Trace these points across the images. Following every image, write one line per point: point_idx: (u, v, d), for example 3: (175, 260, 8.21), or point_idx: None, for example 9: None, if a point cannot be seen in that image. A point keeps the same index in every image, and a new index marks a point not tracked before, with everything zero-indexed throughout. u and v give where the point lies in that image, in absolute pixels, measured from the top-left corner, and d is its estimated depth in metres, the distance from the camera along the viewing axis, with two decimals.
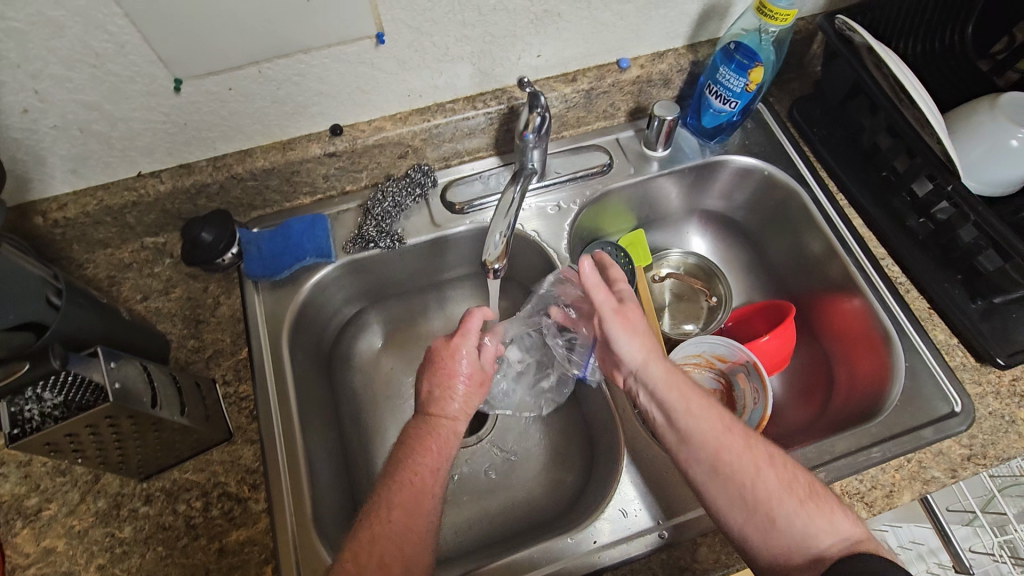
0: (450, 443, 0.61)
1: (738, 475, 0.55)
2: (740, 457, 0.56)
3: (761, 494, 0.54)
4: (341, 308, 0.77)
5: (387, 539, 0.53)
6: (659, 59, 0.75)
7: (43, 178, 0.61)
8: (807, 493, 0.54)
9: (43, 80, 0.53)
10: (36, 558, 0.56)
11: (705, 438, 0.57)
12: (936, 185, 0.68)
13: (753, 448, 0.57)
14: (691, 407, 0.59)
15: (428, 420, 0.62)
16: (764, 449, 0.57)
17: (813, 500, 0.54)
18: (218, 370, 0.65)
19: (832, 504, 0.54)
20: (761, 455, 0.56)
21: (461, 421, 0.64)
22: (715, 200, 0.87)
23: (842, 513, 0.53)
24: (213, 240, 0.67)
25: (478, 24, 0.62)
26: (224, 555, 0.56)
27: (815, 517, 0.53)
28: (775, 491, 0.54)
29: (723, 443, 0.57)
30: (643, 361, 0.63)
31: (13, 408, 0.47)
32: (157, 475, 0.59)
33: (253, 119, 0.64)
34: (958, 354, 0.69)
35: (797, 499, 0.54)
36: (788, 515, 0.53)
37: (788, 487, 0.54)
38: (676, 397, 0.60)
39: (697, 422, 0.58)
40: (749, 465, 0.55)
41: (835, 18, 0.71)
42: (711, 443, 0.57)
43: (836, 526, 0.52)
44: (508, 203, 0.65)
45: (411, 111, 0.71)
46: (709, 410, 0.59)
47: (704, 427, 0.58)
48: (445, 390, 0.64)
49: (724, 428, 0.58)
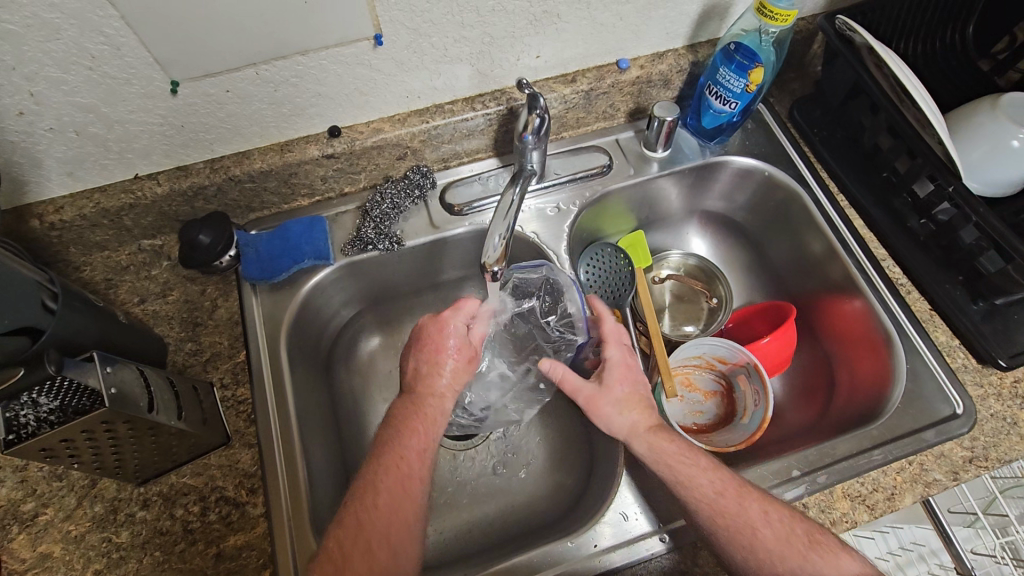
0: (437, 427, 0.60)
1: (736, 538, 0.54)
2: (736, 519, 0.54)
3: (763, 554, 0.53)
4: (339, 310, 0.77)
5: (374, 527, 0.53)
6: (659, 60, 0.75)
7: (39, 180, 0.61)
8: (808, 541, 0.53)
9: (38, 82, 0.52)
10: (33, 564, 0.55)
11: (698, 503, 0.56)
12: (937, 186, 0.67)
13: (747, 506, 0.55)
14: (678, 474, 0.57)
15: (411, 403, 0.61)
16: (757, 505, 0.55)
17: (817, 551, 0.52)
18: (215, 373, 0.65)
19: (836, 548, 0.53)
20: (756, 514, 0.54)
21: (449, 401, 0.63)
22: (715, 200, 0.87)
23: (847, 555, 0.52)
24: (211, 242, 0.66)
25: (477, 25, 0.62)
26: (222, 560, 0.56)
27: (822, 569, 0.51)
28: (775, 548, 0.53)
29: (718, 506, 0.55)
30: (629, 432, 0.61)
31: (8, 413, 0.46)
32: (155, 480, 0.59)
33: (251, 120, 0.64)
34: (959, 355, 0.69)
35: (799, 552, 0.53)
36: (795, 571, 0.52)
37: (787, 541, 0.53)
38: (665, 468, 0.58)
39: (691, 491, 0.56)
40: (745, 525, 0.54)
41: (835, 18, 0.71)
42: (705, 506, 0.55)
43: (846, 574, 0.51)
44: (507, 205, 0.64)
45: (410, 112, 0.70)
46: (698, 472, 0.57)
47: (693, 494, 0.56)
48: (434, 367, 0.63)
49: (714, 490, 0.56)
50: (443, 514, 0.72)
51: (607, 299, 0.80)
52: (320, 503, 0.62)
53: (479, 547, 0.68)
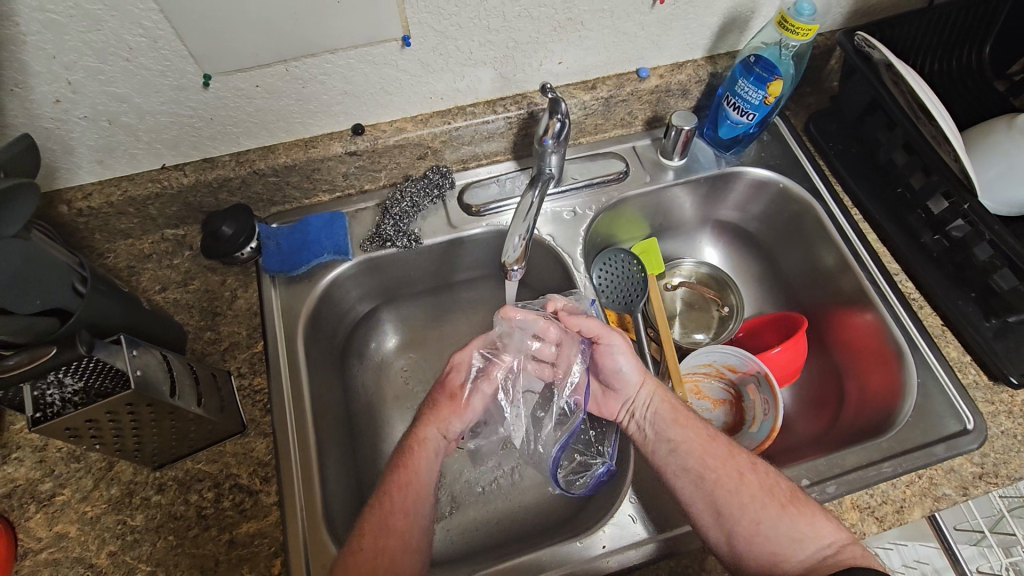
0: (423, 461, 0.61)
1: (723, 479, 0.60)
2: (724, 466, 0.61)
3: (747, 497, 0.59)
4: (356, 304, 0.78)
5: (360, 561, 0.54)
6: (679, 70, 0.76)
7: (71, 167, 0.62)
8: (788, 497, 0.59)
9: (76, 71, 0.54)
10: (49, 543, 0.56)
11: (692, 448, 0.62)
12: (953, 203, 0.68)
13: (736, 456, 0.62)
14: (678, 416, 0.64)
15: (405, 442, 0.63)
16: (746, 458, 0.62)
17: (794, 505, 0.58)
18: (233, 362, 0.66)
19: (813, 508, 0.58)
20: (742, 464, 0.61)
21: (436, 435, 0.63)
22: (729, 211, 0.88)
23: (824, 517, 0.58)
24: (233, 233, 0.68)
25: (502, 30, 0.63)
26: (234, 547, 0.57)
27: (797, 520, 0.57)
28: (757, 495, 0.59)
29: (707, 446, 0.62)
30: (640, 379, 0.66)
31: (36, 392, 0.47)
32: (170, 465, 0.60)
33: (278, 116, 0.65)
34: (971, 372, 0.69)
35: (779, 504, 0.58)
36: (772, 522, 0.58)
37: (769, 492, 0.59)
38: (668, 409, 0.65)
39: (685, 432, 0.63)
40: (733, 472, 0.61)
41: (855, 35, 0.72)
42: (697, 449, 0.62)
43: (819, 533, 0.56)
44: (526, 207, 0.67)
45: (432, 113, 0.72)
46: (692, 421, 0.64)
47: (689, 436, 0.63)
48: (438, 407, 0.65)
49: (706, 434, 0.63)
50: (451, 512, 0.72)
51: (618, 304, 0.81)
52: (330, 494, 0.63)
53: (486, 545, 0.69)
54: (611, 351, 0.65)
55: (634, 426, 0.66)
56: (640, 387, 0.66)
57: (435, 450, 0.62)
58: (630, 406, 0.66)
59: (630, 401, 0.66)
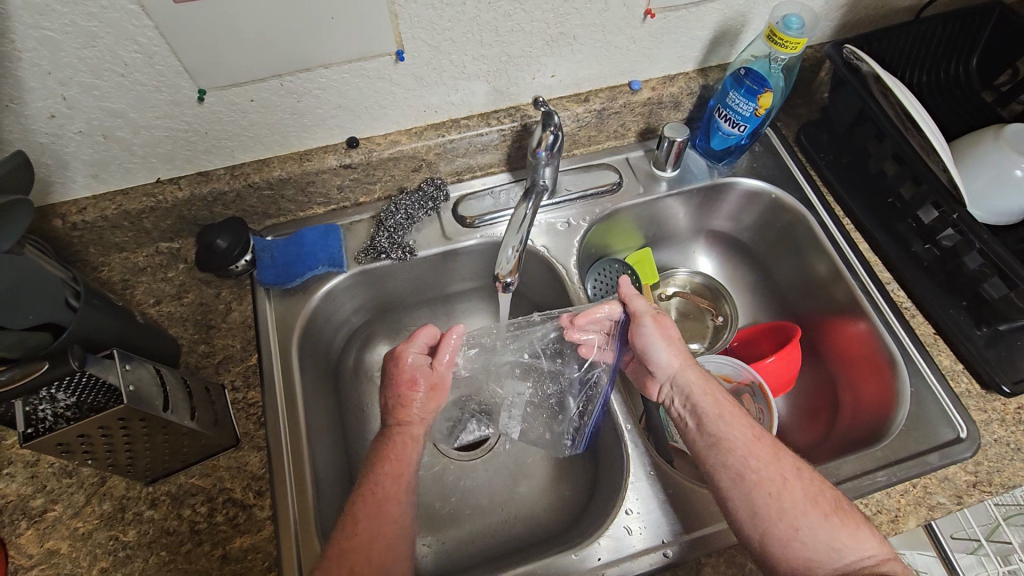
0: (409, 452, 0.61)
1: (765, 481, 0.57)
2: (770, 467, 0.58)
3: (789, 502, 0.56)
4: (351, 317, 0.78)
5: None
6: (670, 82, 0.77)
7: (65, 182, 0.62)
8: (832, 506, 0.56)
9: (71, 87, 0.54)
10: (39, 560, 0.56)
11: (735, 445, 0.59)
12: (942, 213, 0.69)
13: (782, 458, 0.59)
14: (722, 412, 0.62)
15: (386, 433, 0.62)
16: (791, 461, 0.59)
17: (838, 515, 0.55)
18: (227, 375, 0.66)
19: (857, 521, 0.56)
20: (788, 467, 0.58)
21: (418, 425, 0.63)
22: (722, 221, 0.89)
23: (866, 530, 0.55)
24: (227, 246, 0.68)
25: (494, 44, 0.64)
26: (227, 562, 0.56)
27: (840, 530, 0.55)
28: (800, 501, 0.56)
29: (753, 450, 0.59)
30: (679, 368, 0.65)
31: (27, 408, 0.47)
32: (163, 480, 0.59)
33: (272, 130, 0.65)
34: (963, 380, 0.69)
35: (823, 512, 0.55)
36: (813, 530, 0.55)
37: (813, 499, 0.56)
38: (712, 403, 0.63)
39: (726, 428, 0.61)
40: (777, 474, 0.57)
41: (843, 47, 0.74)
42: (740, 448, 0.59)
43: (860, 544, 0.54)
44: (520, 218, 0.68)
45: (426, 126, 0.72)
46: (739, 419, 0.62)
47: (734, 434, 0.60)
48: (405, 403, 0.63)
49: (753, 436, 0.60)
50: (446, 525, 0.72)
51: None
52: (324, 507, 0.63)
53: (481, 558, 0.69)
54: (646, 337, 0.66)
55: (677, 414, 0.65)
56: (678, 378, 0.65)
57: (421, 440, 0.62)
58: (672, 395, 0.66)
59: (668, 389, 0.66)
